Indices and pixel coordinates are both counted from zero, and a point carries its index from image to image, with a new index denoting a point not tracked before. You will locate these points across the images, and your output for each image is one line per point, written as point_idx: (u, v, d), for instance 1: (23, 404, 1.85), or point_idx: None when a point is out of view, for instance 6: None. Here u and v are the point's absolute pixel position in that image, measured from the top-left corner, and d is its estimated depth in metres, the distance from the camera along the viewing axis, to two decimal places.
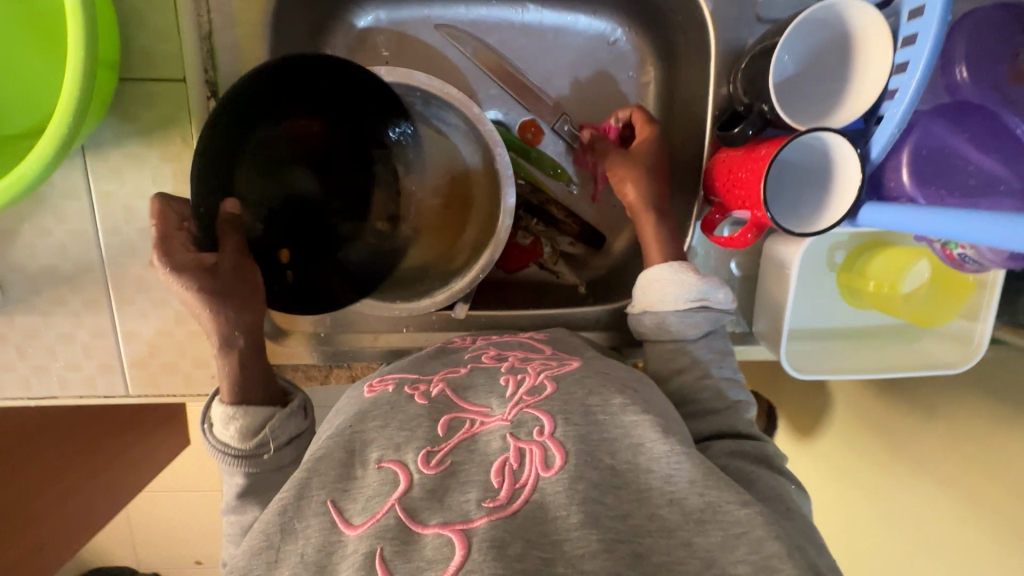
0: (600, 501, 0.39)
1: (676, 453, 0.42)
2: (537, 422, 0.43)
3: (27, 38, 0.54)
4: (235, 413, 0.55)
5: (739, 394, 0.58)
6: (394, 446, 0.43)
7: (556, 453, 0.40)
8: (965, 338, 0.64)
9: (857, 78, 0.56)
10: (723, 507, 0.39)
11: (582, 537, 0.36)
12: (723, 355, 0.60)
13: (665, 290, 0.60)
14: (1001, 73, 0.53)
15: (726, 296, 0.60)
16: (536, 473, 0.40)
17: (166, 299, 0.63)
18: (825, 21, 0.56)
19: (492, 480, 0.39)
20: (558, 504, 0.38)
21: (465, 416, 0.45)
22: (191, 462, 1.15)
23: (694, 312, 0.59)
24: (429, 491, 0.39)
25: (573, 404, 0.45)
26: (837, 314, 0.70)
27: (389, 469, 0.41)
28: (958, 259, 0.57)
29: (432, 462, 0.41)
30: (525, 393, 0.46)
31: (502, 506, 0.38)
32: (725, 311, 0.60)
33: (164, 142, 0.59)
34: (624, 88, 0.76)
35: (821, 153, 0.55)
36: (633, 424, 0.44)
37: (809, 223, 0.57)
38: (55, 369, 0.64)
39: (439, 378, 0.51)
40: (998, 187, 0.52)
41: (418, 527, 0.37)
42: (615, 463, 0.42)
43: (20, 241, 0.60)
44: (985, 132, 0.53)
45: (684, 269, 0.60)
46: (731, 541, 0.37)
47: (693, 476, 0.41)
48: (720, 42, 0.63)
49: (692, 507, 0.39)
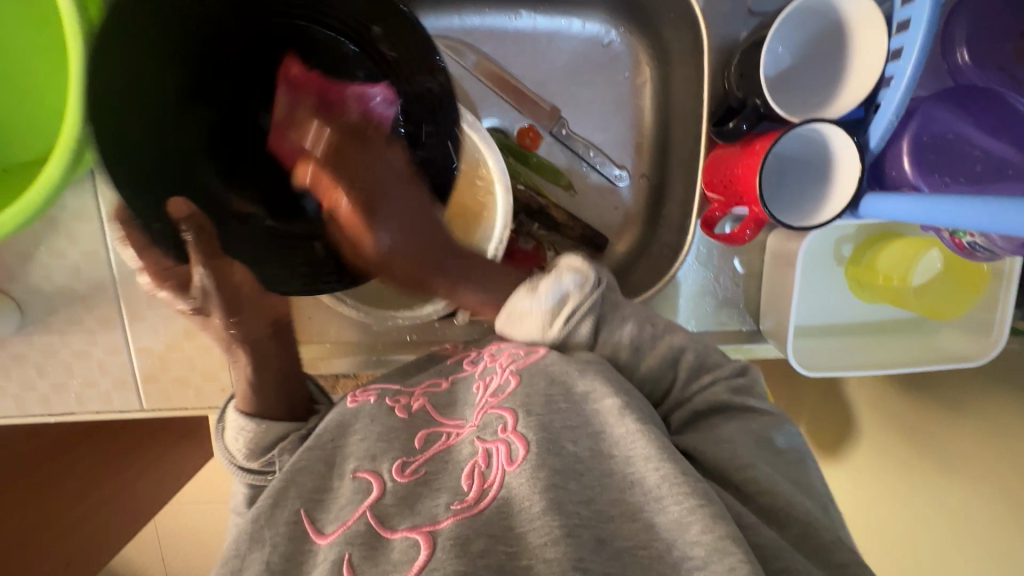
0: (563, 487, 0.39)
1: (633, 431, 0.41)
2: (501, 420, 0.43)
3: (37, 68, 0.56)
4: (247, 425, 0.55)
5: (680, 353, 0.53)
6: (370, 457, 0.45)
7: (519, 445, 0.40)
8: (984, 329, 0.62)
9: (850, 68, 0.55)
10: (678, 478, 0.38)
11: (544, 525, 0.36)
12: (638, 329, 0.53)
13: (528, 324, 0.54)
14: (1006, 53, 0.52)
15: (574, 282, 0.53)
16: (502, 470, 0.40)
17: (175, 315, 0.65)
18: (815, 11, 0.55)
19: (463, 484, 0.40)
20: (523, 494, 0.38)
21: (441, 431, 0.46)
22: (209, 475, 1.16)
23: (564, 327, 0.52)
24: (400, 499, 0.41)
25: (536, 395, 0.44)
26: (848, 310, 0.68)
27: (363, 478, 0.43)
28: (969, 248, 0.55)
29: (406, 471, 0.43)
30: (492, 393, 0.46)
31: (468, 506, 0.38)
32: (590, 298, 0.52)
33: None
34: (621, 89, 0.75)
35: (817, 146, 0.55)
36: (595, 412, 0.44)
37: (811, 216, 0.56)
38: (72, 387, 0.66)
39: (419, 392, 0.52)
40: (1006, 170, 0.51)
41: (386, 533, 0.38)
42: (577, 449, 0.41)
43: (37, 263, 0.62)
44: (991, 115, 0.52)
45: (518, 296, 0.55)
46: (687, 517, 0.36)
47: (647, 452, 0.40)
48: (713, 37, 0.63)
49: (650, 484, 0.39)
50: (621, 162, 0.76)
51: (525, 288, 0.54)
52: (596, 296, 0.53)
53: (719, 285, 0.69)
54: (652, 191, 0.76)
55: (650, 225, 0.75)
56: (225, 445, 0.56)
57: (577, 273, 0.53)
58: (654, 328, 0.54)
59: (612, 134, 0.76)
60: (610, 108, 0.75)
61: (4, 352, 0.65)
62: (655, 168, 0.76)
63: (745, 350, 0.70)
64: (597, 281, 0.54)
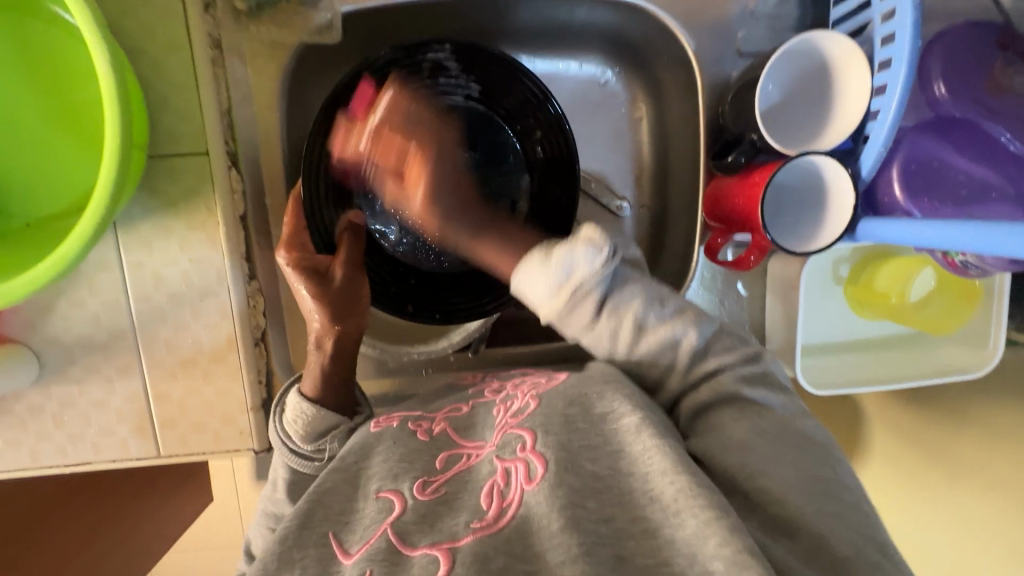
0: (581, 506, 0.38)
1: (649, 447, 0.41)
2: (520, 440, 0.43)
3: (62, 127, 0.58)
4: (307, 409, 0.58)
5: (680, 337, 0.50)
6: (392, 476, 0.44)
7: (538, 464, 0.40)
8: (979, 343, 0.65)
9: (839, 103, 0.59)
10: (696, 491, 0.37)
11: (563, 543, 0.36)
12: (644, 308, 0.50)
13: (535, 292, 0.50)
14: (980, 85, 0.56)
15: (587, 254, 0.49)
16: (521, 489, 0.40)
17: (195, 360, 0.65)
18: (802, 53, 0.59)
19: (482, 503, 0.40)
20: (541, 514, 0.38)
21: (461, 452, 0.46)
22: (211, 521, 1.13)
23: (571, 299, 0.49)
24: (421, 516, 0.40)
25: (555, 416, 0.45)
26: (846, 326, 0.71)
27: (386, 497, 0.42)
28: (961, 266, 0.58)
29: (428, 489, 0.43)
30: (510, 414, 0.47)
31: (488, 525, 0.38)
32: (602, 273, 0.49)
33: (189, 211, 0.61)
34: (618, 125, 0.78)
35: (813, 177, 0.58)
36: (615, 431, 0.44)
37: (807, 241, 0.59)
38: (89, 437, 0.66)
39: (441, 417, 0.52)
40: (990, 194, 0.55)
41: (406, 549, 0.38)
42: (596, 468, 0.41)
43: (56, 314, 0.63)
44: (972, 143, 0.56)
45: (529, 262, 0.51)
46: (704, 531, 0.35)
47: (666, 466, 0.39)
48: (706, 78, 0.67)
49: (667, 499, 0.38)
50: (622, 194, 0.79)
51: (539, 253, 0.51)
52: (608, 271, 0.49)
53: (724, 308, 0.72)
54: (653, 221, 0.79)
55: (653, 253, 0.78)
56: (282, 423, 0.59)
57: (596, 245, 0.49)
58: (663, 307, 0.51)
59: (610, 168, 0.79)
60: (609, 144, 0.79)
61: (20, 405, 0.64)
62: (654, 198, 0.78)
63: None
64: (614, 255, 0.50)
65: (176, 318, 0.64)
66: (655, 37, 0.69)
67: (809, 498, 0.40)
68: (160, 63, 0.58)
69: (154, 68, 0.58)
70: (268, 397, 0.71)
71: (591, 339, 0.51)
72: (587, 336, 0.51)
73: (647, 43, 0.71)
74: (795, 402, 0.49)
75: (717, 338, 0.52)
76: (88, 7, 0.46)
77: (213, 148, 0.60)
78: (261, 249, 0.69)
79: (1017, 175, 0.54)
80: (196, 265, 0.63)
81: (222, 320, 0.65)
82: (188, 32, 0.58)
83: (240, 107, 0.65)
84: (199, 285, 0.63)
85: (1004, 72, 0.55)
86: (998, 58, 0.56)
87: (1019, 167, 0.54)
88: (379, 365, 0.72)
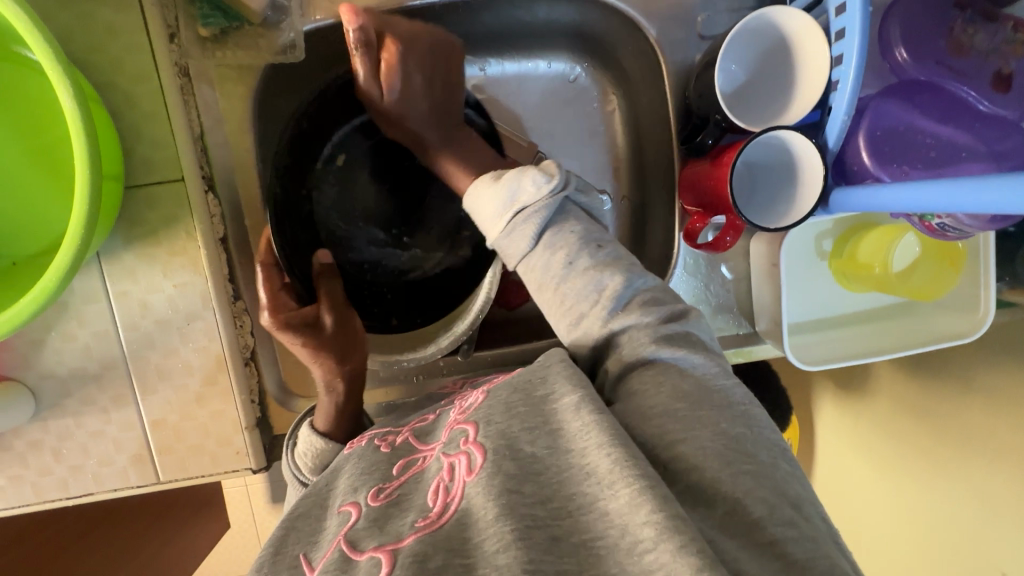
0: (517, 492, 0.38)
1: (589, 424, 0.40)
2: (463, 433, 0.43)
3: (39, 164, 0.60)
4: (316, 443, 0.60)
5: (604, 282, 0.50)
6: (353, 489, 0.46)
7: (477, 454, 0.41)
8: (970, 305, 0.64)
9: (802, 75, 0.59)
10: (627, 462, 0.37)
11: (496, 531, 0.36)
12: (578, 248, 0.51)
13: (482, 207, 0.54)
14: (941, 48, 0.55)
15: (536, 180, 0.52)
16: (463, 482, 0.40)
17: (187, 384, 0.66)
18: (760, 30, 0.60)
19: (429, 501, 0.41)
20: (479, 505, 0.38)
21: (417, 456, 0.47)
22: (228, 546, 1.14)
23: (512, 220, 0.52)
24: (372, 521, 0.41)
25: (497, 405, 0.44)
26: (835, 301, 0.70)
27: (344, 511, 0.43)
28: (939, 229, 0.58)
29: (380, 496, 0.43)
30: (458, 412, 0.47)
31: (431, 522, 0.39)
32: (547, 199, 0.51)
33: (169, 238, 0.62)
34: (591, 119, 0.79)
35: (780, 151, 0.58)
36: (556, 411, 0.42)
37: (781, 217, 0.60)
38: (89, 468, 0.67)
39: (407, 428, 0.52)
40: (961, 154, 0.55)
41: (355, 555, 0.38)
42: (534, 451, 0.41)
43: (48, 348, 0.64)
44: (939, 105, 0.56)
45: (488, 181, 0.55)
46: (637, 499, 0.35)
47: (599, 440, 0.39)
48: (670, 64, 0.67)
49: (601, 472, 0.37)
50: (602, 188, 0.79)
51: (490, 177, 0.55)
52: (554, 199, 0.52)
53: (711, 292, 0.72)
54: (634, 211, 0.79)
55: (636, 244, 0.78)
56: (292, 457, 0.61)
57: (546, 173, 0.52)
58: (598, 250, 0.52)
59: (588, 162, 0.79)
60: (584, 138, 0.79)
61: (21, 441, 0.65)
62: (634, 189, 0.78)
63: (746, 353, 0.71)
64: (562, 187, 0.52)
65: (165, 344, 0.65)
66: (618, 29, 0.69)
67: (723, 460, 0.39)
68: (130, 95, 0.59)
69: (125, 100, 0.59)
70: (263, 416, 0.71)
71: (526, 270, 0.52)
72: (524, 266, 0.52)
73: (611, 36, 0.71)
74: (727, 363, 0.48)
75: (649, 291, 0.51)
76: (49, 44, 0.46)
77: (188, 174, 0.61)
78: (245, 270, 0.70)
79: (987, 133, 0.54)
80: (180, 289, 0.64)
81: (211, 342, 0.65)
82: (155, 63, 0.59)
83: (213, 131, 0.66)
84: (185, 309, 0.64)
85: (965, 32, 0.54)
86: (958, 18, 0.55)
87: (988, 126, 0.54)
88: (372, 375, 0.72)
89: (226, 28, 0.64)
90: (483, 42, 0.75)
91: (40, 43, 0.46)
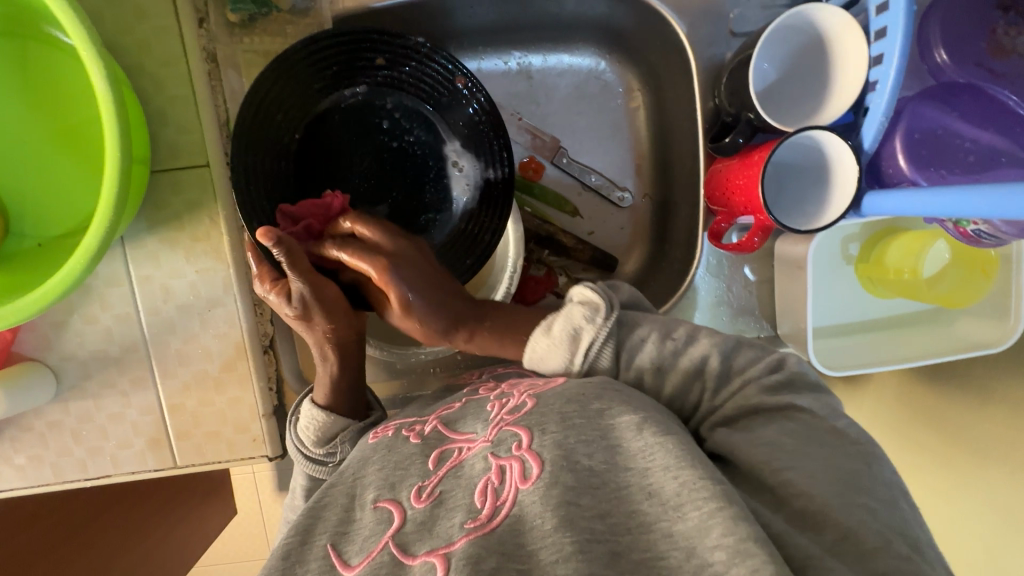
0: (576, 503, 0.38)
1: (651, 445, 0.41)
2: (515, 438, 0.43)
3: (65, 148, 0.60)
4: (318, 415, 0.60)
5: (705, 362, 0.51)
6: (390, 485, 0.46)
7: (533, 464, 0.40)
8: (1002, 316, 0.62)
9: (836, 75, 0.58)
10: (697, 484, 0.37)
11: (556, 542, 0.35)
12: (658, 344, 0.52)
13: (552, 365, 0.54)
14: (983, 49, 0.54)
15: (586, 315, 0.53)
16: (515, 488, 0.40)
17: (207, 369, 0.66)
18: (797, 28, 0.58)
19: (476, 501, 0.40)
20: (536, 513, 0.38)
21: (454, 446, 0.47)
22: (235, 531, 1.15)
23: (586, 359, 0.52)
24: (420, 524, 0.41)
25: (550, 413, 0.45)
26: (861, 307, 0.69)
27: (384, 508, 0.43)
28: (974, 235, 0.57)
29: (423, 496, 0.43)
30: (507, 412, 0.47)
31: (481, 526, 0.38)
32: (605, 327, 0.52)
33: (193, 224, 0.62)
34: (615, 116, 0.78)
35: (815, 154, 0.58)
36: (612, 427, 0.43)
37: (814, 220, 0.59)
38: (108, 450, 0.67)
39: (433, 417, 0.53)
40: (1000, 159, 0.54)
41: (408, 560, 0.38)
42: (591, 464, 0.41)
43: (71, 329, 0.64)
44: (979, 109, 0.54)
45: (537, 336, 0.55)
46: (707, 521, 0.35)
47: (666, 462, 0.39)
48: (700, 61, 0.66)
49: (668, 493, 0.38)
50: (623, 185, 0.78)
51: (543, 328, 0.55)
52: (611, 323, 0.52)
53: (733, 294, 0.71)
54: (656, 210, 0.78)
55: (657, 243, 0.77)
56: (295, 432, 0.61)
57: (588, 305, 0.53)
58: (676, 337, 0.52)
59: (611, 158, 0.78)
60: (607, 134, 0.78)
61: (41, 421, 0.66)
62: (657, 188, 0.77)
63: None
64: (611, 309, 0.53)
65: (186, 329, 0.65)
66: (647, 23, 0.68)
67: (833, 489, 0.39)
68: (158, 79, 0.59)
69: (154, 85, 0.59)
70: (280, 405, 0.72)
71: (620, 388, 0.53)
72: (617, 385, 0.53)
73: (639, 31, 0.71)
74: (831, 403, 0.47)
75: (739, 352, 0.52)
76: (84, 25, 0.46)
77: (214, 160, 0.61)
78: None
79: None
80: (202, 275, 0.64)
81: (231, 329, 0.65)
82: (183, 47, 0.59)
83: None
84: (207, 295, 0.64)
85: (1007, 34, 0.53)
86: (1000, 19, 0.54)
87: None
88: (388, 367, 0.72)
89: (255, 14, 0.65)
90: (508, 35, 0.74)
91: (76, 26, 0.46)
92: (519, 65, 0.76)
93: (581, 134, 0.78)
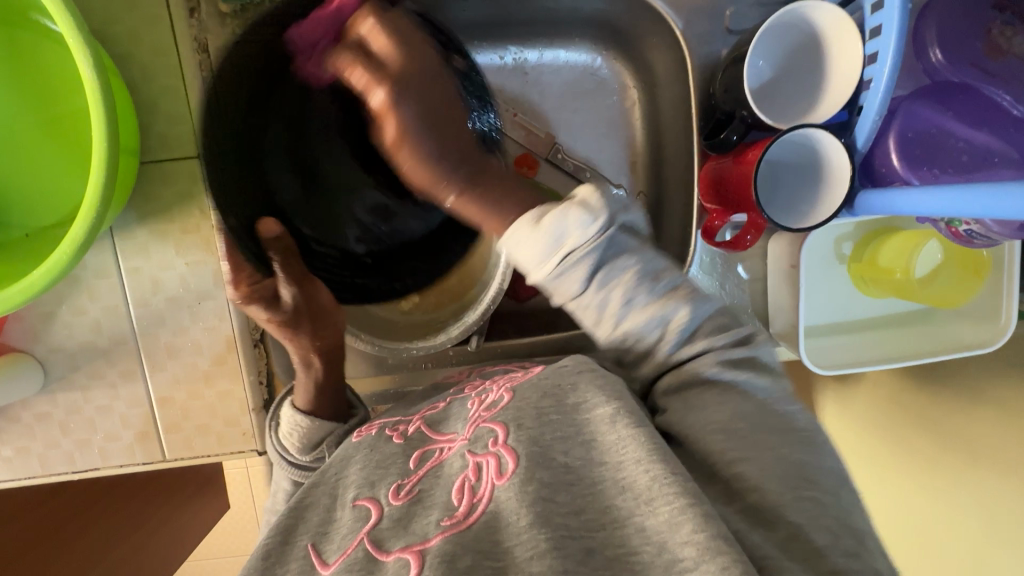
0: (551, 501, 0.38)
1: (624, 438, 0.40)
2: (492, 434, 0.43)
3: (53, 137, 0.59)
4: (301, 422, 0.62)
5: (672, 316, 0.48)
6: (370, 483, 0.45)
7: (509, 459, 0.40)
8: (993, 315, 0.63)
9: (831, 72, 0.58)
10: (668, 478, 0.36)
11: (530, 539, 0.35)
12: (636, 284, 0.48)
13: (521, 259, 0.47)
14: (977, 49, 0.54)
15: (582, 221, 0.45)
16: (491, 484, 0.40)
17: (196, 362, 0.66)
18: (791, 25, 0.58)
19: (453, 499, 0.40)
20: (512, 510, 0.37)
21: (436, 447, 0.47)
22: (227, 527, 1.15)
23: (561, 266, 0.45)
24: (396, 520, 0.41)
25: (527, 409, 0.44)
26: (853, 305, 0.69)
27: (363, 505, 0.43)
28: (965, 236, 0.57)
29: (401, 493, 0.43)
30: (484, 409, 0.47)
31: (458, 522, 0.38)
32: (595, 242, 0.45)
33: (183, 216, 0.62)
34: (610, 112, 0.77)
35: (811, 153, 0.57)
36: (587, 421, 0.42)
37: (806, 219, 0.59)
38: (95, 442, 0.67)
39: (417, 417, 0.52)
40: (993, 159, 0.54)
41: (382, 556, 0.38)
42: (568, 460, 0.40)
43: (59, 321, 0.63)
44: (972, 109, 0.54)
45: (521, 226, 0.47)
46: (677, 517, 0.34)
47: (638, 455, 0.38)
48: (695, 58, 0.66)
49: (640, 487, 0.37)
50: (619, 182, 0.78)
51: (530, 216, 0.47)
52: (603, 239, 0.45)
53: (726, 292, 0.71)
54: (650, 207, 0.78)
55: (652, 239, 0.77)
56: (278, 438, 0.63)
57: (591, 211, 0.45)
58: (657, 283, 0.49)
59: (605, 155, 0.78)
60: (602, 131, 0.78)
61: (28, 413, 0.65)
62: (651, 185, 0.77)
63: None
64: (610, 223, 0.46)
65: (175, 322, 0.64)
66: (643, 20, 0.68)
67: (786, 483, 0.39)
68: (147, 69, 0.59)
69: (144, 75, 0.59)
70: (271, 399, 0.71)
71: (575, 308, 0.49)
72: (576, 304, 0.48)
73: (634, 28, 0.70)
74: (783, 386, 0.48)
75: (710, 317, 0.51)
76: (71, 12, 0.46)
77: None
78: None
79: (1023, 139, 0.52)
80: (192, 268, 0.63)
81: (220, 322, 0.65)
82: (174, 37, 0.58)
83: None
84: (196, 287, 0.64)
85: (1002, 35, 0.53)
86: (995, 20, 0.53)
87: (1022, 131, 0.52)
88: (380, 362, 0.72)
89: None
90: (504, 30, 0.74)
91: (62, 12, 0.45)
92: (515, 61, 0.76)
93: (575, 130, 0.77)
